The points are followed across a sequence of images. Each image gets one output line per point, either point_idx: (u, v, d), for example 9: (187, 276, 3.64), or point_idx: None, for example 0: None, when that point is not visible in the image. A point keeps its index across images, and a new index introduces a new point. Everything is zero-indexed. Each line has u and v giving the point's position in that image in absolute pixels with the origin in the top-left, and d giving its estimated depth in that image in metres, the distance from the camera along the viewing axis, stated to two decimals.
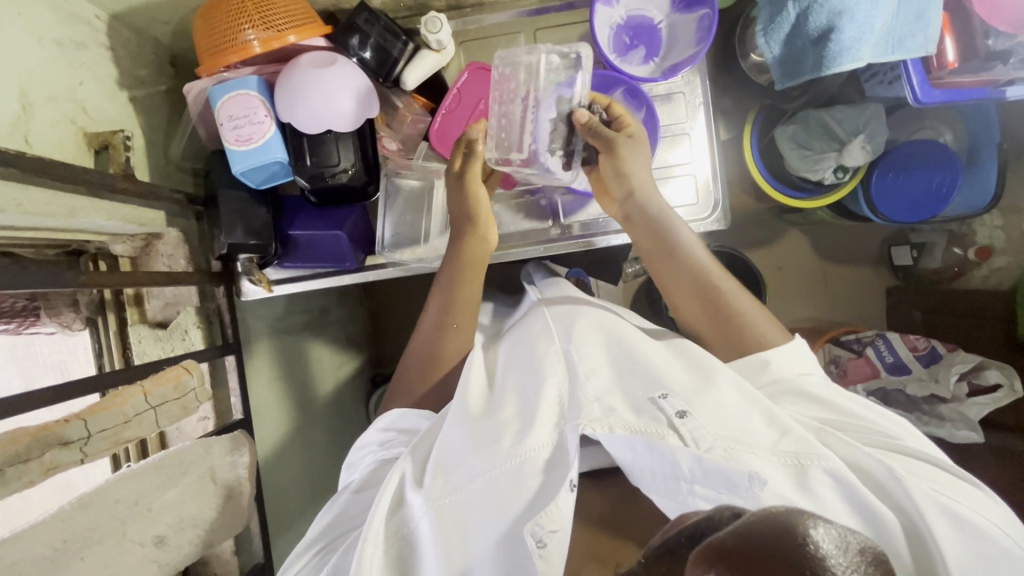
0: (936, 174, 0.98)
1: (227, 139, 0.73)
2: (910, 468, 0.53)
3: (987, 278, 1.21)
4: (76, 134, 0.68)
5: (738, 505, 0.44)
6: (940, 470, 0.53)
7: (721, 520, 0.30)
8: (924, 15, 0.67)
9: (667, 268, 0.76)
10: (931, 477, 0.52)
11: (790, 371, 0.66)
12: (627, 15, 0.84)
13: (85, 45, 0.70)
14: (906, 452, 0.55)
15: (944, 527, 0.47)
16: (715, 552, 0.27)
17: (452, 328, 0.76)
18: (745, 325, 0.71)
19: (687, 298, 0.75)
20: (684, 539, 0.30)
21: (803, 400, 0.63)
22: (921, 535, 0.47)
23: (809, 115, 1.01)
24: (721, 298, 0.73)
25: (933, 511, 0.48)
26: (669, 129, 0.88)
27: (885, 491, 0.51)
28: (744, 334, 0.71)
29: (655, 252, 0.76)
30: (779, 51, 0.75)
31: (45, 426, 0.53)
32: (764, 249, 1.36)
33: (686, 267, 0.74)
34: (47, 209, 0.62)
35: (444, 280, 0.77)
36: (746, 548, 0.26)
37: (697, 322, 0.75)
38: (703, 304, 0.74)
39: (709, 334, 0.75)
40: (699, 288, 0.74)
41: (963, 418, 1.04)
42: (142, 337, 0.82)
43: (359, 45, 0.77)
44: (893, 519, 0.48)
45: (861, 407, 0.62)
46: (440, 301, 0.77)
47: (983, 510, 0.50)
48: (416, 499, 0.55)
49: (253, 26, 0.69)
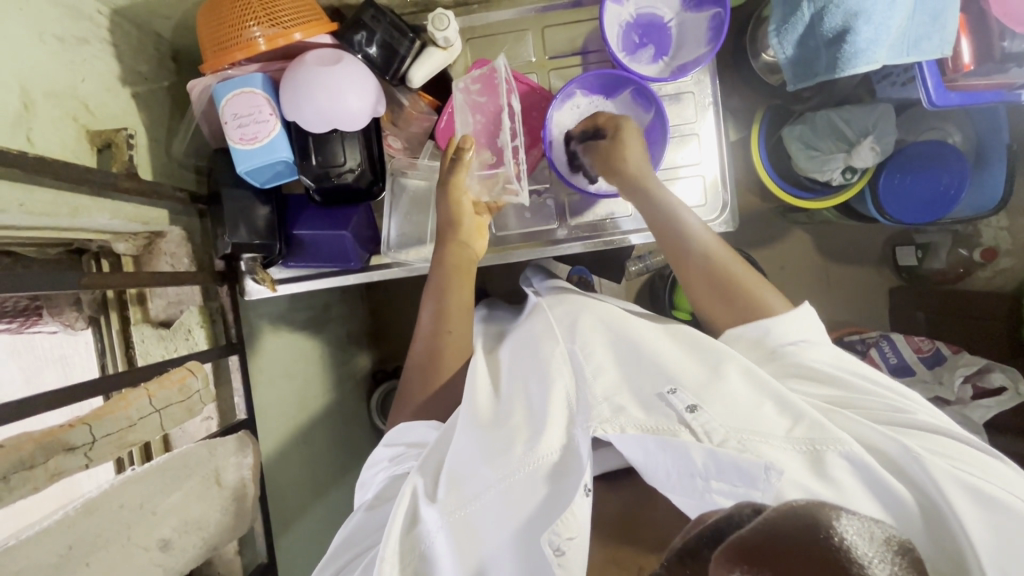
0: (943, 176, 0.97)
1: (230, 138, 0.71)
2: (925, 443, 0.51)
3: (992, 278, 1.24)
4: (78, 131, 0.67)
5: (757, 499, 0.44)
6: (956, 443, 0.52)
7: (742, 518, 0.31)
8: (941, 15, 0.66)
9: (679, 251, 0.74)
10: (951, 452, 0.50)
11: (790, 336, 0.65)
12: (637, 13, 0.83)
13: (86, 40, 0.68)
14: (919, 426, 0.54)
15: (969, 502, 0.44)
16: (739, 551, 0.27)
17: (447, 333, 0.75)
18: (755, 298, 0.70)
19: (698, 278, 0.74)
20: (705, 538, 0.30)
21: (811, 380, 0.62)
22: (941, 511, 0.45)
23: (820, 115, 1.00)
24: (732, 274, 0.72)
25: (950, 483, 0.46)
26: (678, 129, 0.87)
27: (899, 468, 0.50)
28: (748, 307, 0.70)
29: (667, 238, 0.75)
30: (792, 52, 0.75)
31: (49, 432, 0.52)
32: (770, 248, 1.35)
33: (697, 247, 0.73)
34: (50, 208, 0.61)
35: (439, 279, 0.77)
36: (775, 547, 0.27)
37: (704, 300, 0.74)
38: (715, 282, 0.73)
39: (720, 313, 0.73)
40: (711, 267, 0.73)
41: (968, 422, 1.02)
42: (146, 337, 0.80)
43: (364, 42, 0.75)
44: (907, 494, 0.47)
45: (872, 384, 0.61)
46: (434, 314, 0.76)
47: (1005, 482, 0.48)
48: (431, 514, 0.53)
49: (258, 23, 0.68)
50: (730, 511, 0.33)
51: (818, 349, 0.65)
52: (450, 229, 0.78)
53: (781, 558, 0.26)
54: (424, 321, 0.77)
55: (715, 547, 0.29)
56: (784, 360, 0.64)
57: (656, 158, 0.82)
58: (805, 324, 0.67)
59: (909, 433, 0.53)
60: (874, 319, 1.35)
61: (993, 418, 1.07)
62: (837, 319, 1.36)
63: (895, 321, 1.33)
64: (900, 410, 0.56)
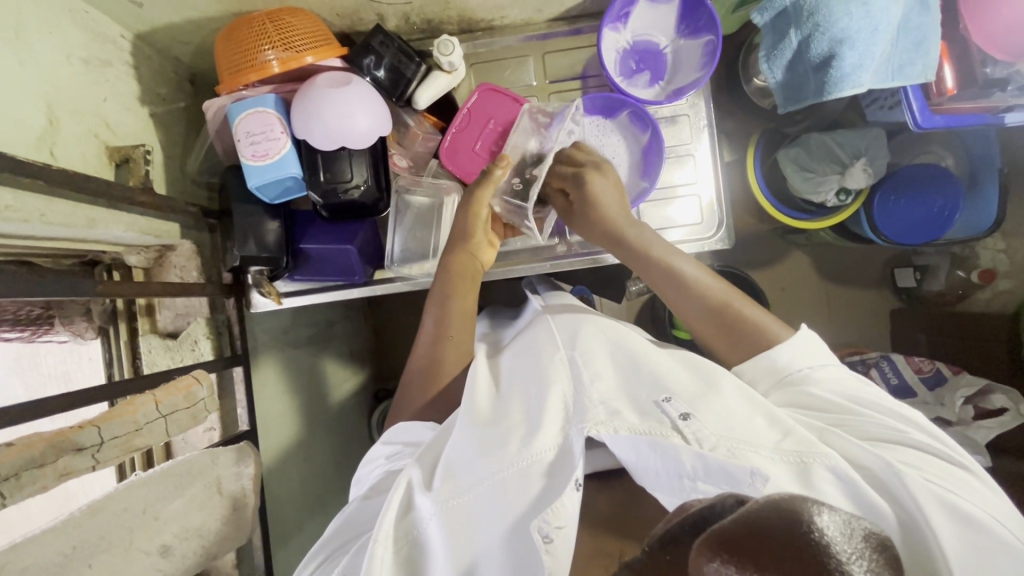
0: (936, 198, 0.99)
1: (243, 155, 0.75)
2: (906, 459, 0.53)
3: (992, 299, 1.21)
4: (98, 147, 0.70)
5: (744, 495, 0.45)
6: (943, 463, 0.53)
7: (725, 507, 0.30)
8: (923, 43, 0.69)
9: (675, 295, 0.75)
10: (930, 468, 0.52)
11: (806, 362, 0.65)
12: (633, 40, 0.87)
13: (109, 62, 0.72)
14: (908, 443, 0.55)
15: (944, 522, 0.47)
16: (720, 538, 0.26)
17: (444, 338, 0.77)
18: (758, 329, 0.70)
19: (698, 319, 0.74)
20: (687, 528, 0.29)
21: (818, 408, 0.62)
22: (919, 526, 0.47)
23: (811, 138, 1.04)
24: (731, 309, 0.72)
25: (930, 501, 0.47)
26: (674, 150, 0.89)
27: (883, 485, 0.50)
28: (746, 334, 0.70)
29: (664, 283, 0.75)
30: (781, 76, 0.78)
31: (60, 432, 0.54)
32: (769, 269, 1.37)
33: (687, 289, 0.74)
34: (69, 220, 0.64)
35: (438, 292, 0.79)
36: (753, 531, 0.26)
37: (712, 340, 0.74)
38: (716, 321, 0.73)
39: (726, 349, 0.73)
40: (710, 307, 0.73)
41: (969, 443, 1.02)
42: (153, 347, 0.82)
43: (373, 66, 0.79)
44: (889, 509, 0.48)
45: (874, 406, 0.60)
46: (436, 315, 0.78)
47: (981, 503, 0.49)
48: (425, 502, 0.55)
49: (273, 47, 0.71)
50: (713, 501, 0.32)
51: (834, 370, 0.65)
52: (457, 250, 0.80)
53: (759, 540, 0.25)
54: (426, 331, 0.79)
55: (696, 534, 0.28)
56: (793, 387, 0.64)
57: (652, 178, 0.85)
58: (809, 348, 0.67)
59: (897, 452, 0.54)
60: (874, 341, 1.36)
61: (994, 440, 1.07)
62: (837, 340, 1.37)
63: (895, 342, 1.34)
64: (894, 428, 0.57)
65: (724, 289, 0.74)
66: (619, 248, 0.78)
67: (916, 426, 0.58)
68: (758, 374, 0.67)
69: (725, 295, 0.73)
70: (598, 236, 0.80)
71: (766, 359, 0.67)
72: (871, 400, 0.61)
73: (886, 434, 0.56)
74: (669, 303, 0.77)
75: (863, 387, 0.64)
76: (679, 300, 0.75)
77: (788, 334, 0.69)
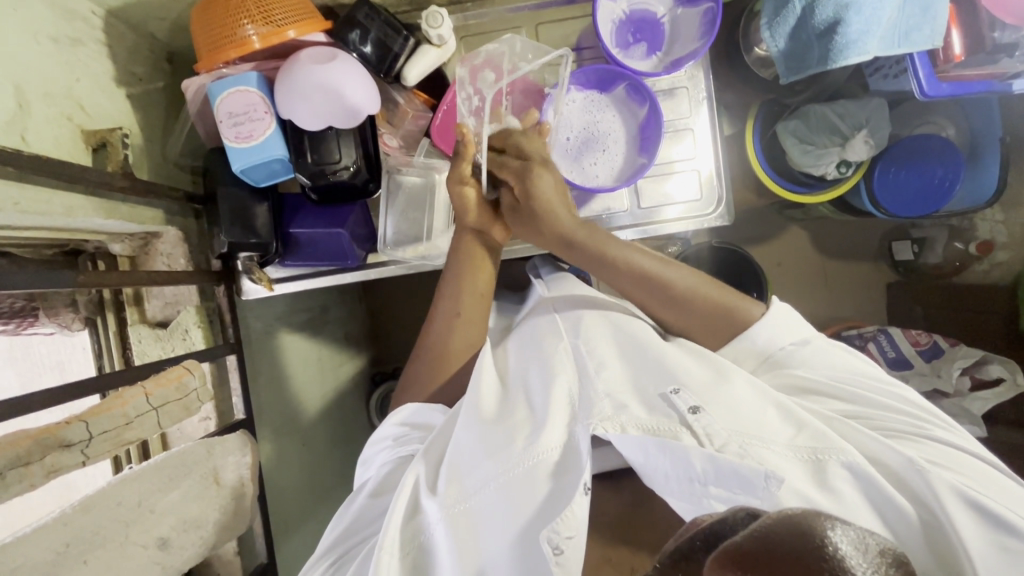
0: (936, 167, 0.98)
1: (226, 136, 0.72)
2: (931, 455, 0.52)
3: (989, 270, 1.20)
4: (73, 131, 0.67)
5: (755, 507, 0.43)
6: (964, 457, 0.53)
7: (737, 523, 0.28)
8: (930, 7, 0.67)
9: (643, 292, 0.70)
10: (953, 464, 0.51)
11: (786, 339, 0.64)
12: (629, 9, 0.83)
13: (81, 41, 0.69)
14: (929, 437, 0.54)
15: (965, 517, 0.46)
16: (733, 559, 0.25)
17: (459, 319, 0.75)
18: (729, 309, 0.67)
19: (674, 312, 0.70)
20: (699, 542, 0.28)
21: (812, 392, 0.61)
22: (940, 523, 0.47)
23: (811, 109, 1.01)
24: (707, 299, 0.68)
25: (953, 500, 0.47)
26: (673, 124, 0.87)
27: (903, 483, 0.50)
28: (724, 318, 0.67)
29: (634, 287, 0.71)
30: (784, 45, 0.75)
31: (45, 429, 0.52)
32: (766, 245, 1.36)
33: (670, 296, 0.69)
34: (45, 208, 0.61)
35: (454, 270, 0.76)
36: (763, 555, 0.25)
37: (690, 329, 0.70)
38: (696, 313, 0.69)
39: (699, 332, 0.70)
40: (686, 304, 0.69)
41: (966, 414, 1.03)
42: (143, 337, 0.81)
43: (359, 41, 0.76)
44: (911, 508, 0.48)
45: (890, 397, 0.59)
46: (447, 298, 0.76)
47: (1003, 496, 0.49)
48: (431, 506, 0.54)
49: (252, 22, 0.68)
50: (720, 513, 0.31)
51: (832, 349, 0.64)
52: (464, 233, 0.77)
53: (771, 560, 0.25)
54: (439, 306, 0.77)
55: (710, 551, 0.27)
56: (778, 369, 0.63)
57: (649, 153, 0.81)
58: (804, 324, 0.65)
59: (918, 448, 0.53)
60: (871, 314, 1.36)
61: (991, 410, 1.07)
62: (836, 314, 1.36)
63: (893, 315, 1.33)
64: (914, 422, 0.56)
65: (694, 277, 0.70)
66: (570, 250, 0.72)
67: (935, 419, 0.57)
68: (743, 356, 0.66)
69: (704, 288, 0.69)
70: (549, 237, 0.73)
71: (746, 343, 0.65)
72: (877, 385, 0.60)
73: (905, 426, 0.56)
74: (655, 316, 0.72)
75: (879, 375, 0.62)
76: (665, 310, 0.71)
77: (763, 308, 0.67)
